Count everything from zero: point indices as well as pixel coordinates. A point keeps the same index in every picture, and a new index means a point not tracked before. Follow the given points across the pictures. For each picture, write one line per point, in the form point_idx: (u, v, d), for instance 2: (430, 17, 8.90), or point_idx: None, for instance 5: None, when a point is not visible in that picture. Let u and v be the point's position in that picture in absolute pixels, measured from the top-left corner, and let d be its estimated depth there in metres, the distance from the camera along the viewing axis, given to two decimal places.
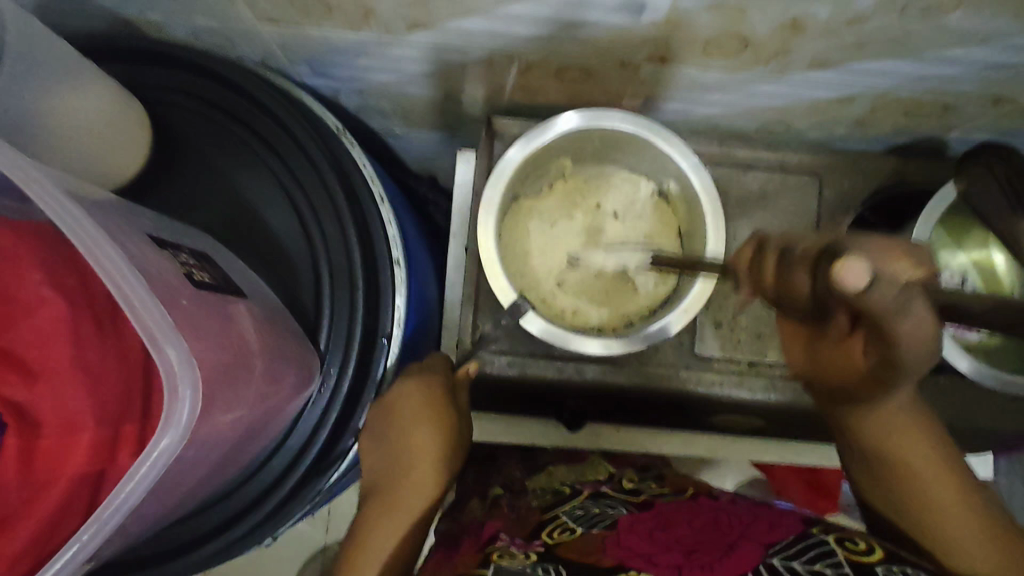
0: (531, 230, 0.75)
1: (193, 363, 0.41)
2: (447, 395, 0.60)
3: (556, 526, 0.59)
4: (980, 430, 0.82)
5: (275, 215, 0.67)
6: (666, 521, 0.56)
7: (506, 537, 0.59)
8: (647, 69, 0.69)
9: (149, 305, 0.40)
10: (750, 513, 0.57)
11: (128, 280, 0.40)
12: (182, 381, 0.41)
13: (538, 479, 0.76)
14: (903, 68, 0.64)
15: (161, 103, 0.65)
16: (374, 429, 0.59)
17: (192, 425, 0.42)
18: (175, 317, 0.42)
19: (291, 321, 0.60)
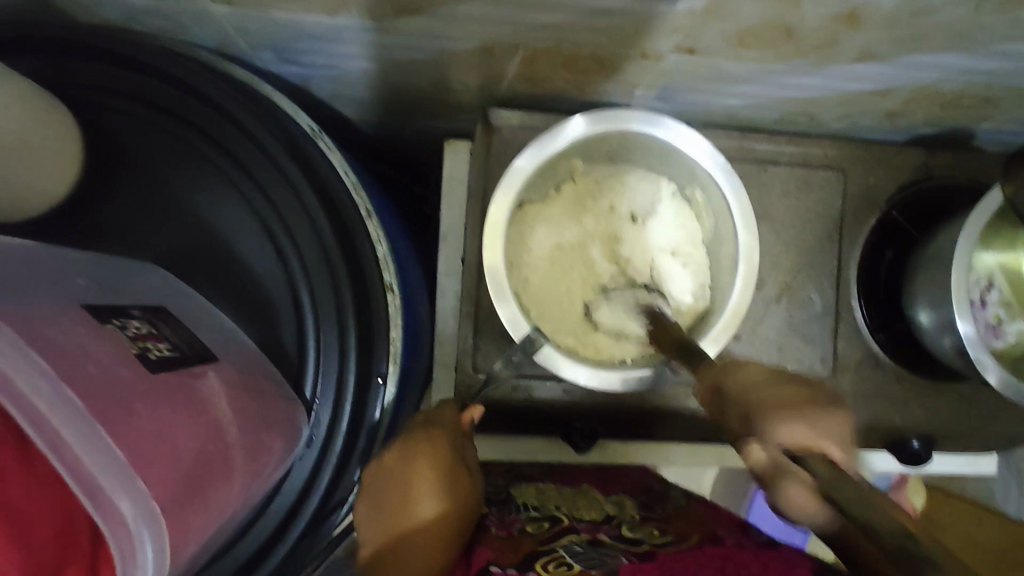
0: (538, 237, 0.68)
1: (153, 514, 0.34)
2: (452, 445, 0.52)
3: (551, 559, 0.46)
4: (998, 437, 0.79)
5: (243, 238, 0.56)
6: (674, 573, 0.43)
7: (496, 568, 0.45)
8: (670, 60, 0.60)
9: (89, 446, 0.33)
10: (762, 559, 0.46)
11: (62, 420, 0.32)
12: (138, 534, 0.33)
13: (526, 494, 0.64)
14: (957, 60, 0.57)
15: (99, 110, 0.54)
16: (373, 494, 0.51)
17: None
18: (125, 450, 0.34)
19: (268, 378, 0.53)
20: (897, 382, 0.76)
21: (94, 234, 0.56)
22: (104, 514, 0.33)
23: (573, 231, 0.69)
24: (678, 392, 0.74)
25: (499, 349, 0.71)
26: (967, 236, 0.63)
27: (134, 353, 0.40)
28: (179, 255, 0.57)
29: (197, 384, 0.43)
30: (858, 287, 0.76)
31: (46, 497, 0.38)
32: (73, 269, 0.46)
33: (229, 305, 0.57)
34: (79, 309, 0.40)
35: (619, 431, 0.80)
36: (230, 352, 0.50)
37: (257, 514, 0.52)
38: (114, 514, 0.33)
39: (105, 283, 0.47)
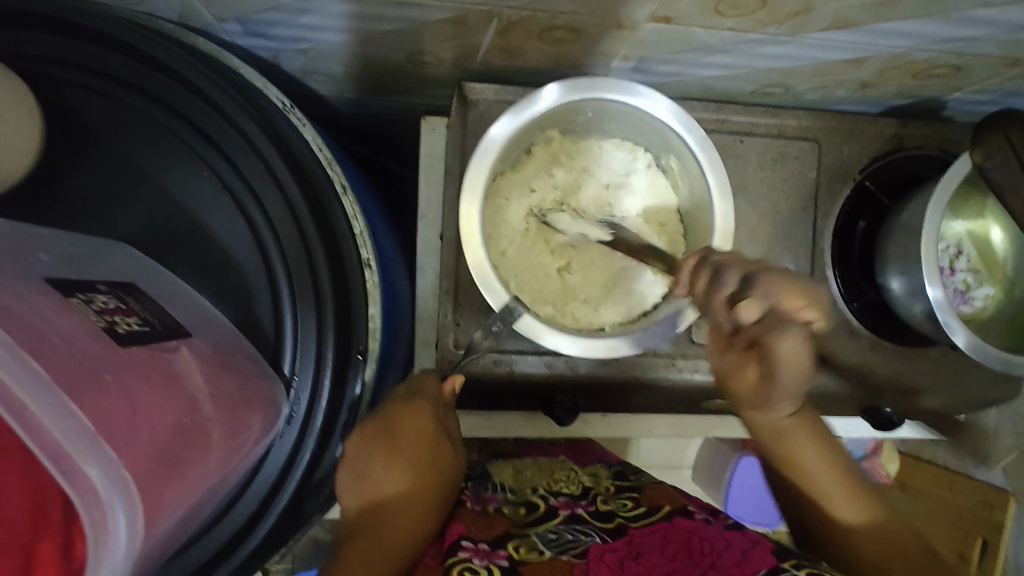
0: (515, 207, 0.68)
1: (124, 482, 0.33)
2: (441, 419, 0.55)
3: (524, 543, 0.49)
4: (966, 401, 0.82)
5: (214, 214, 0.55)
6: (639, 550, 0.48)
7: (470, 542, 0.48)
8: (646, 30, 0.60)
9: (57, 413, 0.32)
10: (725, 535, 0.50)
11: (26, 387, 0.31)
12: (112, 504, 0.33)
13: (503, 475, 0.67)
14: (927, 28, 0.58)
15: (58, 82, 0.52)
16: (354, 459, 0.52)
17: (132, 551, 0.34)
18: (94, 418, 0.34)
19: (246, 352, 0.52)
20: (869, 349, 0.77)
21: (57, 212, 0.54)
22: (73, 484, 0.32)
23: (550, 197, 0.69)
24: (658, 362, 0.75)
25: (479, 323, 0.71)
26: (937, 200, 0.64)
27: (102, 327, 0.39)
28: (149, 232, 0.55)
29: (169, 358, 0.42)
30: (832, 255, 0.77)
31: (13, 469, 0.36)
32: (34, 243, 0.43)
33: (202, 283, 0.56)
34: (42, 282, 0.39)
35: (601, 403, 0.80)
36: (204, 329, 0.49)
37: (240, 490, 0.52)
38: (84, 483, 0.32)
39: (70, 259, 0.45)
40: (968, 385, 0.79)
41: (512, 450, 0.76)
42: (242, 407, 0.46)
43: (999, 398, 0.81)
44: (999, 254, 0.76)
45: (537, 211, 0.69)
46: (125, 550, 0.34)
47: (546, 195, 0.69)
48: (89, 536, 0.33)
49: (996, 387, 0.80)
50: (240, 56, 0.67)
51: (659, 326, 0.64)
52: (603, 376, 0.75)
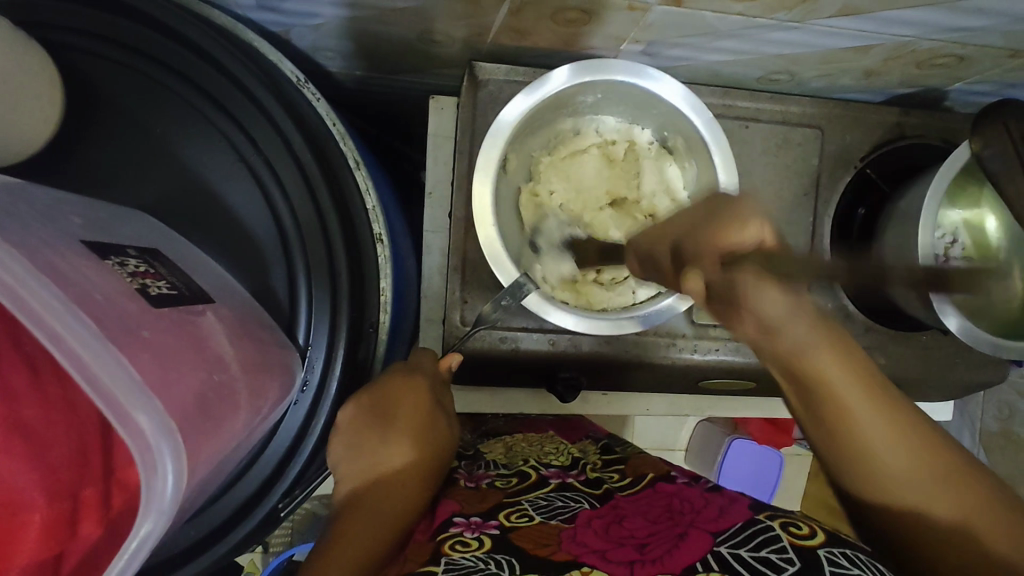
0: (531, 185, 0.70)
1: (171, 428, 0.35)
2: (432, 392, 0.55)
3: (516, 510, 0.53)
4: (958, 387, 0.84)
5: (230, 188, 0.56)
6: (623, 515, 0.52)
7: (462, 518, 0.52)
8: (656, 12, 0.60)
9: (109, 363, 0.33)
10: (705, 497, 0.54)
11: (78, 335, 0.33)
12: (161, 452, 0.34)
13: (495, 451, 0.70)
14: (932, 17, 0.59)
15: (74, 51, 0.52)
16: (353, 435, 0.52)
17: (178, 498, 0.35)
18: (138, 369, 0.35)
19: (263, 318, 0.53)
20: (864, 332, 0.79)
21: (77, 180, 0.55)
22: (124, 429, 0.33)
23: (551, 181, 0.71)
24: (659, 341, 0.77)
25: (487, 299, 0.73)
26: (936, 188, 0.66)
27: (135, 288, 0.40)
28: (166, 203, 0.56)
29: (195, 321, 0.43)
30: (831, 241, 0.79)
31: (61, 423, 0.38)
32: (66, 207, 0.45)
33: (218, 254, 0.57)
34: (78, 244, 0.40)
35: (602, 381, 0.82)
36: (226, 297, 0.50)
37: (257, 453, 0.54)
38: (134, 427, 0.33)
39: (100, 223, 0.46)
40: (958, 369, 0.81)
41: (504, 426, 0.80)
42: (264, 369, 0.48)
43: (987, 382, 0.83)
44: (993, 243, 0.78)
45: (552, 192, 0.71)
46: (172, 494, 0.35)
47: (552, 173, 0.71)
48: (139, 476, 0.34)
49: (983, 372, 0.82)
50: (253, 30, 0.68)
51: (662, 305, 0.65)
52: (605, 353, 0.76)
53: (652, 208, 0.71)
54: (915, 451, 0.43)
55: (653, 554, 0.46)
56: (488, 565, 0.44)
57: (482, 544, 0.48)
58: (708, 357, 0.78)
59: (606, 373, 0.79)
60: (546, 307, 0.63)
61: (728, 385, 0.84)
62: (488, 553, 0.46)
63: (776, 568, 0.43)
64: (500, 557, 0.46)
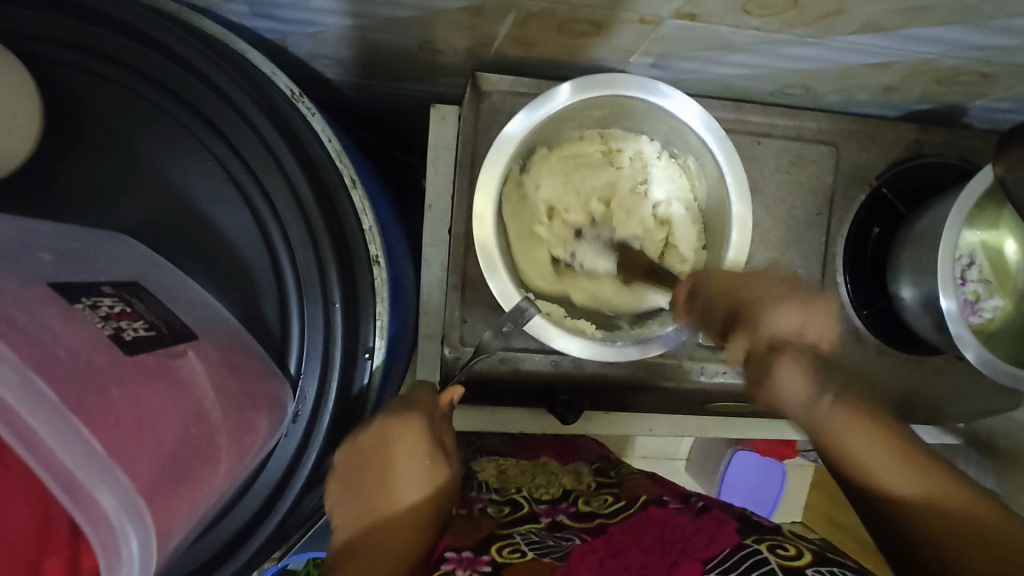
0: (535, 193, 0.67)
1: (135, 508, 0.33)
2: (432, 431, 0.52)
3: (507, 545, 0.52)
4: (970, 412, 0.81)
5: (219, 207, 0.53)
6: (616, 548, 0.50)
7: (454, 554, 0.50)
8: (669, 26, 0.58)
9: (66, 440, 0.31)
10: (696, 523, 0.53)
11: (36, 412, 0.31)
12: (124, 531, 0.32)
13: (488, 473, 0.70)
14: (959, 35, 0.57)
15: (54, 64, 0.49)
16: (347, 477, 0.49)
17: (145, 575, 0.34)
18: (100, 441, 0.33)
19: (251, 347, 0.51)
20: (876, 356, 0.77)
21: (59, 199, 0.53)
22: (83, 509, 0.31)
23: (552, 183, 0.67)
24: (665, 364, 0.75)
25: (487, 320, 0.70)
26: (958, 210, 0.63)
27: (107, 334, 0.37)
28: (151, 224, 0.54)
29: (174, 366, 0.40)
30: (845, 262, 0.76)
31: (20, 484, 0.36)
32: (33, 240, 0.42)
33: (205, 277, 0.54)
34: (45, 287, 0.37)
35: (604, 404, 0.79)
36: (210, 330, 0.48)
37: (242, 490, 0.52)
38: (93, 507, 0.32)
39: (73, 256, 0.43)
40: (971, 395, 0.79)
41: (500, 445, 0.78)
42: (249, 410, 0.45)
43: (1000, 408, 0.81)
44: (1011, 266, 0.75)
45: (556, 195, 0.67)
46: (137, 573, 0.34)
47: (555, 176, 0.67)
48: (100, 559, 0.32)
49: (995, 397, 0.80)
50: (247, 37, 0.65)
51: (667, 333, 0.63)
52: (609, 375, 0.75)
53: (667, 214, 0.69)
54: (933, 488, 0.47)
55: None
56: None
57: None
58: (715, 380, 0.76)
59: (607, 398, 0.77)
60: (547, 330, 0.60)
61: (734, 407, 0.82)
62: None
63: None
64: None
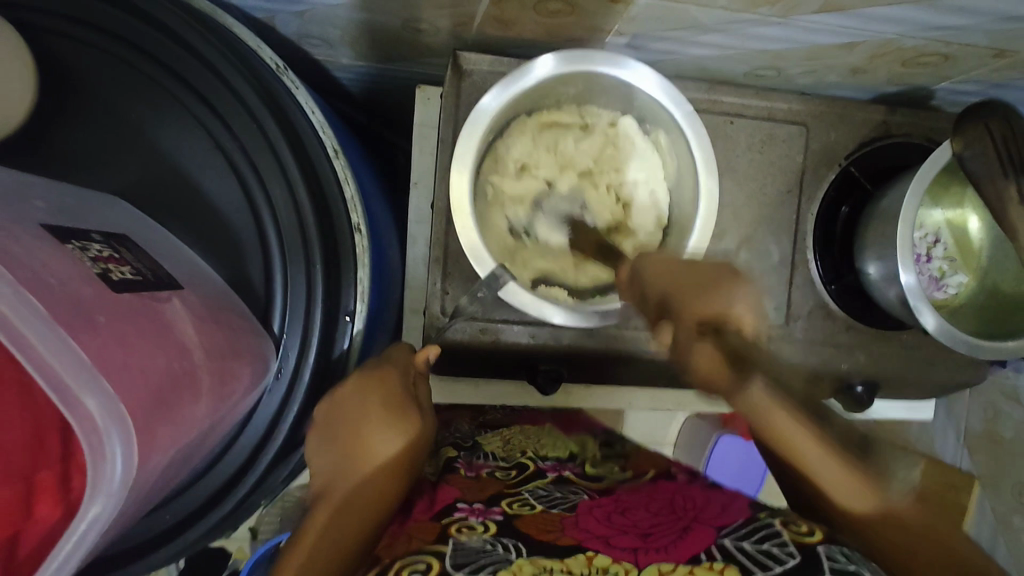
0: (508, 152, 0.69)
1: (121, 416, 0.35)
2: (402, 386, 0.55)
3: (516, 499, 0.55)
4: (937, 386, 0.84)
5: (207, 176, 0.56)
6: (624, 507, 0.53)
7: (466, 504, 0.54)
8: (640, 5, 0.60)
9: (56, 344, 0.34)
10: (705, 496, 0.56)
11: (29, 323, 0.33)
12: (109, 436, 0.35)
13: (493, 442, 0.71)
14: (915, 14, 0.59)
15: (51, 34, 0.52)
16: (325, 429, 0.52)
17: (128, 483, 0.36)
18: (90, 352, 0.35)
19: (235, 307, 0.53)
20: (845, 330, 0.79)
21: (54, 164, 0.55)
22: (71, 409, 0.34)
23: (522, 143, 0.69)
24: (641, 336, 0.77)
25: (467, 292, 0.73)
26: (915, 188, 0.65)
27: (96, 273, 0.40)
28: (142, 190, 0.56)
29: (161, 307, 0.43)
30: (814, 238, 0.78)
31: (16, 403, 0.39)
32: (30, 190, 0.45)
33: (194, 241, 0.57)
34: (38, 227, 0.40)
35: (586, 374, 0.82)
36: (196, 284, 0.51)
37: (230, 440, 0.54)
38: (81, 410, 0.34)
39: (67, 208, 0.46)
40: (939, 369, 0.82)
41: (503, 418, 0.81)
42: (230, 358, 0.48)
43: (967, 382, 0.84)
44: (975, 243, 0.78)
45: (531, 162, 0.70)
46: (122, 477, 0.35)
47: (529, 143, 0.69)
48: (88, 459, 0.35)
49: (961, 372, 0.82)
50: (235, 15, 0.67)
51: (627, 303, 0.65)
52: (586, 346, 0.77)
53: (632, 190, 0.71)
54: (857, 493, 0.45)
55: (655, 544, 0.46)
56: (496, 548, 0.45)
57: (488, 527, 0.49)
58: None
59: (590, 366, 0.80)
60: (526, 301, 0.63)
61: None
62: (496, 536, 0.47)
63: (779, 559, 0.43)
64: (507, 540, 0.46)
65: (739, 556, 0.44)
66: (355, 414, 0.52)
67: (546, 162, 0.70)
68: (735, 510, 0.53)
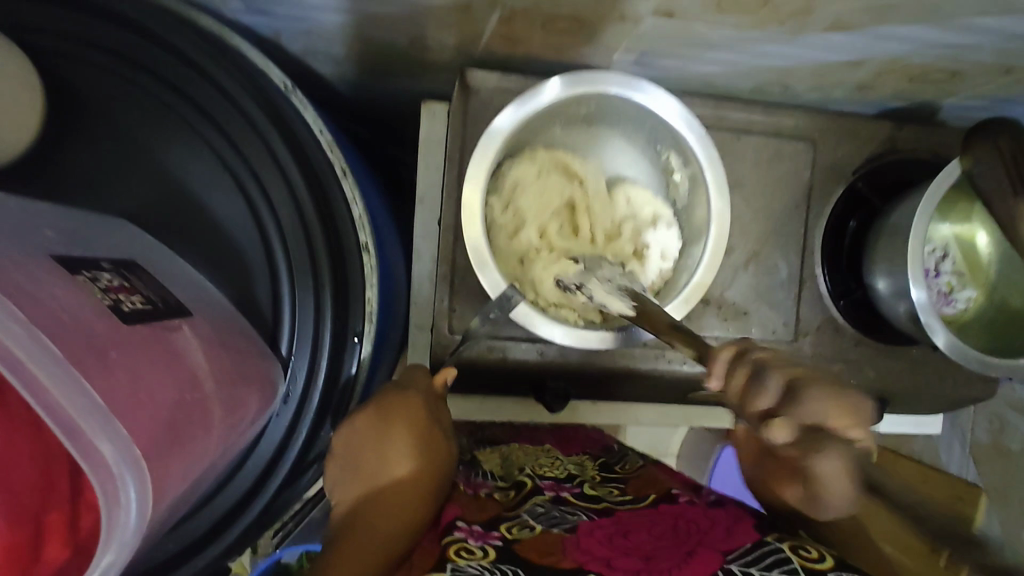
0: (516, 169, 0.68)
1: (135, 458, 0.34)
2: (427, 407, 0.55)
3: (517, 521, 0.53)
4: (947, 401, 0.83)
5: (217, 198, 0.56)
6: (626, 528, 0.51)
7: (464, 523, 0.51)
8: (649, 23, 0.60)
9: (70, 391, 0.32)
10: (711, 515, 0.54)
11: (42, 366, 0.32)
12: (125, 482, 0.34)
13: (492, 460, 0.70)
14: (925, 33, 0.59)
15: (55, 57, 0.51)
16: (345, 455, 0.52)
17: (141, 532, 0.35)
18: (104, 398, 0.34)
19: (244, 330, 0.53)
20: (854, 346, 0.79)
21: (60, 187, 0.55)
22: (85, 458, 0.33)
23: (527, 162, 0.68)
24: (648, 353, 0.76)
25: (475, 309, 0.72)
26: (925, 205, 0.65)
27: (107, 305, 0.39)
28: (148, 211, 0.56)
29: (169, 338, 0.43)
30: (822, 253, 0.78)
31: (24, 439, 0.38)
32: (37, 219, 0.44)
33: (201, 262, 0.56)
34: (48, 260, 0.40)
35: (594, 391, 0.81)
36: (205, 309, 0.50)
37: (236, 466, 0.53)
38: (97, 458, 0.33)
39: (75, 235, 0.45)
40: (950, 384, 0.81)
41: (501, 434, 0.78)
42: (240, 387, 0.47)
43: (978, 397, 0.83)
44: (983, 258, 0.77)
45: (539, 181, 0.69)
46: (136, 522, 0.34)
47: (536, 164, 0.68)
48: (103, 505, 0.34)
49: (972, 386, 0.82)
50: (241, 33, 0.67)
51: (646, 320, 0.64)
52: (593, 363, 0.76)
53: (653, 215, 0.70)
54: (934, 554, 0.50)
55: (660, 572, 0.45)
56: (495, 574, 0.43)
57: (487, 552, 0.47)
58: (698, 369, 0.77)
59: (597, 383, 0.79)
60: (527, 313, 0.62)
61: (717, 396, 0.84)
62: (495, 561, 0.45)
63: None
64: (507, 566, 0.45)
65: None
66: (379, 436, 0.52)
67: (534, 194, 0.68)
68: (743, 533, 0.51)
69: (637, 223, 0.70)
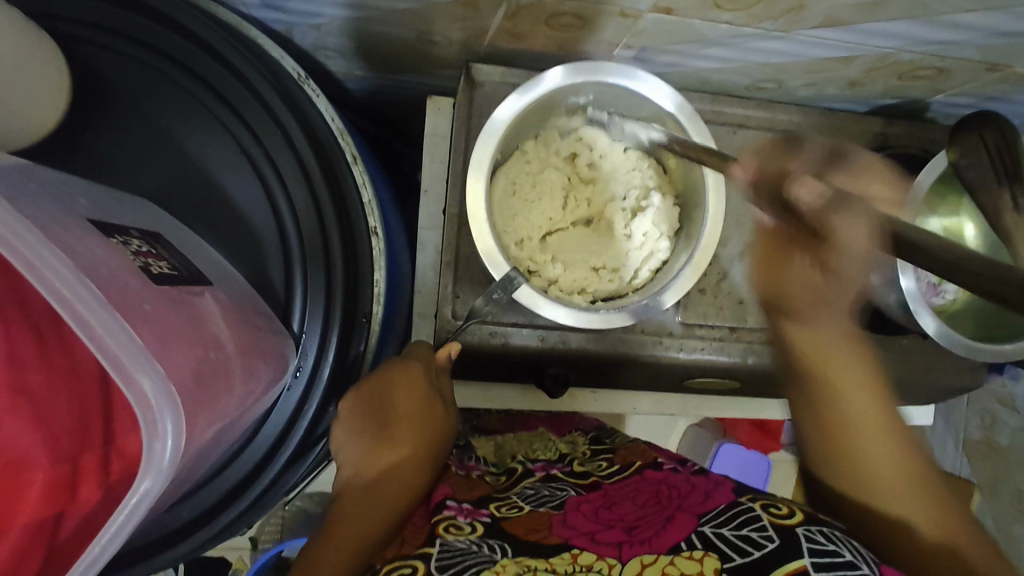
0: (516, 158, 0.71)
1: (172, 392, 0.36)
2: (429, 381, 0.56)
3: (505, 502, 0.54)
4: (939, 390, 0.85)
5: (233, 181, 0.58)
6: (611, 502, 0.53)
7: (454, 503, 0.53)
8: (648, 19, 0.62)
9: (115, 330, 0.35)
10: (691, 482, 0.55)
11: (88, 306, 0.35)
12: (162, 415, 0.36)
13: (485, 447, 0.72)
14: (912, 29, 0.62)
15: (80, 42, 0.54)
16: (349, 425, 0.54)
17: (174, 465, 0.37)
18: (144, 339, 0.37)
19: (259, 305, 0.55)
20: None
21: (82, 167, 0.57)
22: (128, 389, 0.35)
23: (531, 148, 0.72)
24: (645, 339, 0.78)
25: (477, 294, 0.74)
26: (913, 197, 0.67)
27: (139, 266, 0.42)
28: (167, 192, 0.58)
29: (193, 302, 0.45)
30: None
31: (63, 391, 0.40)
32: (68, 188, 0.46)
33: (218, 241, 0.59)
34: (84, 222, 0.42)
35: (593, 378, 0.84)
36: (224, 283, 0.53)
37: (248, 437, 0.55)
38: (138, 390, 0.35)
39: (104, 205, 0.48)
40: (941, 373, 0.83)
41: (495, 422, 0.82)
42: (257, 355, 0.50)
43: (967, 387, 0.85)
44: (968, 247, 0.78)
45: (539, 173, 0.72)
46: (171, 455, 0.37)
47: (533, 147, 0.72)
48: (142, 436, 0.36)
49: (961, 376, 0.84)
50: (255, 27, 0.69)
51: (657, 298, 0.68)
52: (593, 350, 0.77)
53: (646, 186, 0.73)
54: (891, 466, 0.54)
55: (640, 537, 0.47)
56: (481, 549, 0.46)
57: (475, 529, 0.49)
58: (693, 355, 0.79)
59: (595, 372, 0.82)
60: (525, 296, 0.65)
61: (713, 384, 0.86)
62: (483, 539, 0.48)
63: (756, 546, 0.44)
64: (493, 541, 0.47)
65: (718, 547, 0.45)
66: (380, 407, 0.54)
67: (543, 171, 0.72)
68: (721, 497, 0.52)
69: (633, 194, 0.73)
